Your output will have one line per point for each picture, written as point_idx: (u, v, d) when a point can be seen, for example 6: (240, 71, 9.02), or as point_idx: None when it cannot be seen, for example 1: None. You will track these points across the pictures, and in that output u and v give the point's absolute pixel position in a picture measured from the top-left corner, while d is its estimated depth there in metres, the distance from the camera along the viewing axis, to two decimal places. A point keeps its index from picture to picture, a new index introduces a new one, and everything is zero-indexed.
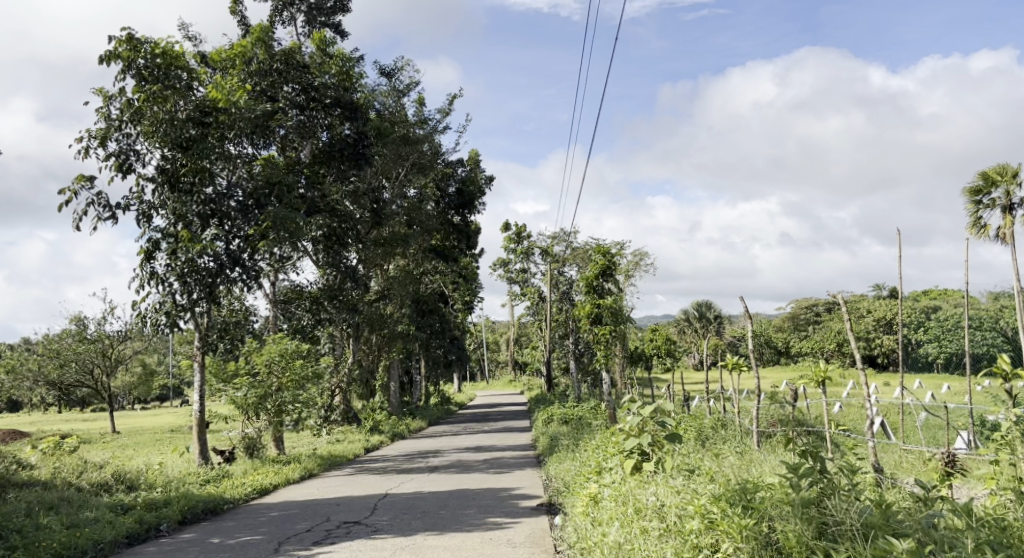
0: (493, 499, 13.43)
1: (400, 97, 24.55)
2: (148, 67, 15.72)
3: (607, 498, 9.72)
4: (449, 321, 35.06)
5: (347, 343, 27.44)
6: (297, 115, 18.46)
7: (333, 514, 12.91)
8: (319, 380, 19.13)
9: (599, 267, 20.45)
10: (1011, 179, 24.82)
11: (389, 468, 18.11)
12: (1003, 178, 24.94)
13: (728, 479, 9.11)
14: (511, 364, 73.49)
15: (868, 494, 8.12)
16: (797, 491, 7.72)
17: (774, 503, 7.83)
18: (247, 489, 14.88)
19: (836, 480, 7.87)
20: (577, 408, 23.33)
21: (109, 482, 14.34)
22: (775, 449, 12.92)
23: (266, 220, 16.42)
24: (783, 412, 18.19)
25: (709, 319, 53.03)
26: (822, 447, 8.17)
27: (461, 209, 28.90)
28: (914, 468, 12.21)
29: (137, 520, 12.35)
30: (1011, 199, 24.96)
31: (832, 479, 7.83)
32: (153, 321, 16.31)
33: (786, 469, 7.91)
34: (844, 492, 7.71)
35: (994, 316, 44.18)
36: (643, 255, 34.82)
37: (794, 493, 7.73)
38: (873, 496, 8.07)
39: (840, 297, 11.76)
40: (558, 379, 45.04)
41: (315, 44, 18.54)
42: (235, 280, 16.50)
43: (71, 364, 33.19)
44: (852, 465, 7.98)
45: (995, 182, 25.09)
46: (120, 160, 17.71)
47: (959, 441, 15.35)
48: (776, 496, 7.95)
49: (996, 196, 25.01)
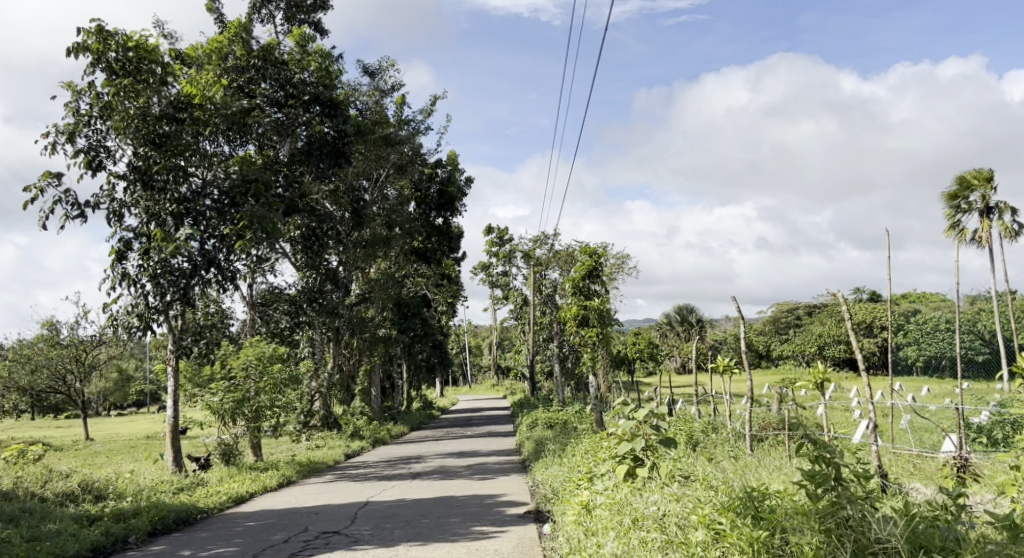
0: (479, 506, 12.92)
1: (382, 97, 24.06)
2: (120, 61, 15.18)
3: (601, 506, 9.26)
4: (431, 325, 34.52)
5: (327, 347, 26.84)
6: (275, 113, 17.88)
7: (312, 524, 12.34)
8: (297, 383, 18.57)
9: (586, 268, 19.88)
10: (987, 183, 24.67)
11: (370, 475, 17.51)
12: (979, 182, 24.79)
13: (732, 487, 8.70)
14: (493, 368, 73.23)
15: (884, 504, 7.76)
16: (815, 503, 7.41)
17: (788, 513, 7.46)
18: (222, 498, 14.31)
19: (850, 488, 7.53)
20: (562, 412, 22.83)
21: (75, 492, 13.75)
22: (770, 454, 12.46)
23: (242, 220, 15.75)
24: (773, 415, 17.76)
25: (691, 324, 53.48)
26: (835, 446, 7.77)
27: (442, 210, 28.44)
28: (918, 476, 11.73)
29: (103, 532, 11.77)
30: (988, 203, 24.83)
31: (848, 487, 7.47)
32: (125, 324, 15.70)
33: (802, 477, 7.56)
34: (862, 501, 7.36)
35: (972, 317, 44.14)
36: (626, 257, 34.43)
37: (812, 505, 7.41)
38: (890, 505, 7.72)
39: (838, 296, 11.30)
40: (541, 384, 44.62)
41: (294, 39, 17.98)
42: (210, 282, 15.86)
43: (43, 370, 32.44)
44: (865, 471, 7.66)
45: (972, 186, 24.92)
46: (90, 157, 17.09)
47: (951, 444, 14.98)
48: (788, 505, 7.60)
49: (973, 201, 24.82)
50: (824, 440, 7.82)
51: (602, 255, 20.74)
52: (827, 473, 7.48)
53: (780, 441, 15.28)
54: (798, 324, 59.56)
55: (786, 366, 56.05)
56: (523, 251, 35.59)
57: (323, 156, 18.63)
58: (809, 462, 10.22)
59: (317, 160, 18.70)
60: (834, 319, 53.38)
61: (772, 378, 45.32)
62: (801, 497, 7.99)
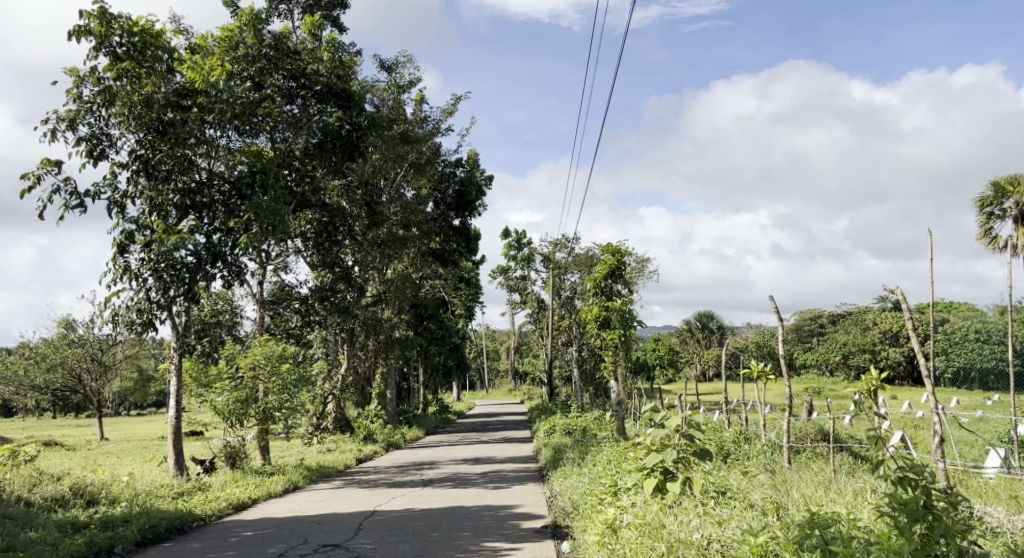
0: (492, 518, 11.98)
1: (400, 93, 23.20)
2: (124, 46, 14.28)
3: (627, 526, 8.26)
4: (448, 328, 33.51)
5: (342, 348, 25.81)
6: (287, 106, 16.89)
7: (311, 536, 11.42)
8: (309, 384, 17.64)
9: (609, 267, 18.74)
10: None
11: (379, 481, 16.56)
12: (1015, 189, 23.49)
13: (798, 514, 7.64)
14: (512, 373, 72.43)
15: (977, 547, 6.71)
16: (905, 537, 6.50)
17: (869, 550, 6.57)
18: (221, 504, 13.43)
19: (944, 516, 6.59)
20: (582, 418, 21.88)
21: (65, 497, 12.94)
22: (812, 468, 11.42)
23: (249, 212, 14.68)
24: (805, 426, 16.74)
25: (712, 330, 53.05)
26: (927, 466, 6.88)
27: (460, 211, 27.71)
28: (991, 499, 10.69)
29: (86, 541, 10.90)
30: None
31: (946, 522, 6.50)
32: (127, 320, 14.88)
33: (892, 506, 6.59)
34: (959, 535, 6.47)
35: (1003, 327, 42.86)
36: (647, 260, 33.36)
37: (901, 538, 6.52)
38: (982, 549, 6.69)
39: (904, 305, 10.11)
40: (560, 389, 43.67)
41: (307, 29, 17.10)
42: (216, 277, 14.92)
43: (58, 369, 31.71)
44: (955, 496, 6.75)
45: (1006, 193, 23.67)
46: (92, 145, 16.33)
47: (997, 457, 13.98)
48: (869, 541, 6.71)
49: (1007, 208, 23.57)
50: (912, 460, 6.88)
51: (626, 252, 19.63)
52: (917, 498, 6.56)
53: (817, 453, 14.27)
54: (822, 333, 58.41)
55: (809, 375, 55.04)
56: (542, 255, 34.68)
57: (336, 150, 17.55)
58: (868, 482, 9.14)
59: (330, 154, 17.69)
60: (859, 326, 51.66)
61: (797, 387, 44.03)
62: (875, 527, 7.09)
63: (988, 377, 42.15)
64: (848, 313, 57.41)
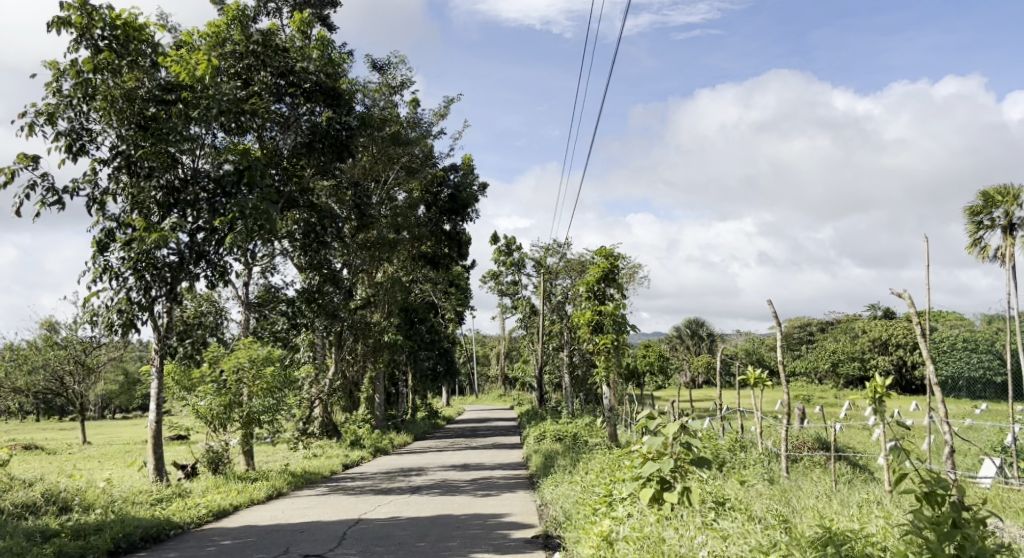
0: (480, 528, 11.56)
1: (391, 94, 22.75)
2: (107, 39, 13.84)
3: (625, 539, 7.84)
4: (439, 333, 33.05)
5: (330, 352, 25.26)
6: (275, 104, 16.34)
7: (293, 546, 10.94)
8: (293, 387, 17.11)
9: (601, 271, 18.32)
10: (1012, 199, 23.05)
11: (365, 488, 16.09)
12: (1003, 198, 23.20)
13: (805, 529, 7.24)
14: (502, 380, 71.85)
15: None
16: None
17: None
18: (200, 511, 12.94)
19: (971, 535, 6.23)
20: (571, 425, 21.48)
21: (37, 503, 12.47)
22: (811, 478, 11.05)
23: (233, 209, 14.17)
24: (798, 433, 16.38)
25: (701, 337, 52.71)
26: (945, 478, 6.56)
27: (452, 216, 27.16)
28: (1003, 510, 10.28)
29: (54, 551, 10.42)
30: (1012, 220, 23.22)
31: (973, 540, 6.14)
32: (106, 321, 14.39)
33: (918, 522, 6.24)
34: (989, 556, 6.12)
35: (990, 336, 42.77)
36: (638, 265, 32.97)
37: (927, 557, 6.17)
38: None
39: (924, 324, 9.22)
40: (549, 395, 43.21)
41: (296, 26, 16.57)
42: (199, 277, 14.45)
43: (40, 371, 31.01)
44: (980, 512, 6.36)
45: (995, 203, 23.37)
46: (71, 140, 15.85)
47: (995, 467, 13.65)
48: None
49: (996, 217, 23.27)
50: (933, 474, 6.50)
51: (618, 256, 19.20)
52: (947, 517, 6.20)
53: (813, 462, 13.85)
54: (811, 341, 58.22)
55: (798, 383, 54.85)
56: (533, 260, 34.25)
57: (325, 149, 17.02)
58: (874, 494, 8.75)
59: (318, 153, 17.20)
60: (848, 335, 51.44)
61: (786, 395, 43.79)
62: (894, 545, 6.73)
63: (976, 386, 41.99)
64: (838, 322, 57.26)
